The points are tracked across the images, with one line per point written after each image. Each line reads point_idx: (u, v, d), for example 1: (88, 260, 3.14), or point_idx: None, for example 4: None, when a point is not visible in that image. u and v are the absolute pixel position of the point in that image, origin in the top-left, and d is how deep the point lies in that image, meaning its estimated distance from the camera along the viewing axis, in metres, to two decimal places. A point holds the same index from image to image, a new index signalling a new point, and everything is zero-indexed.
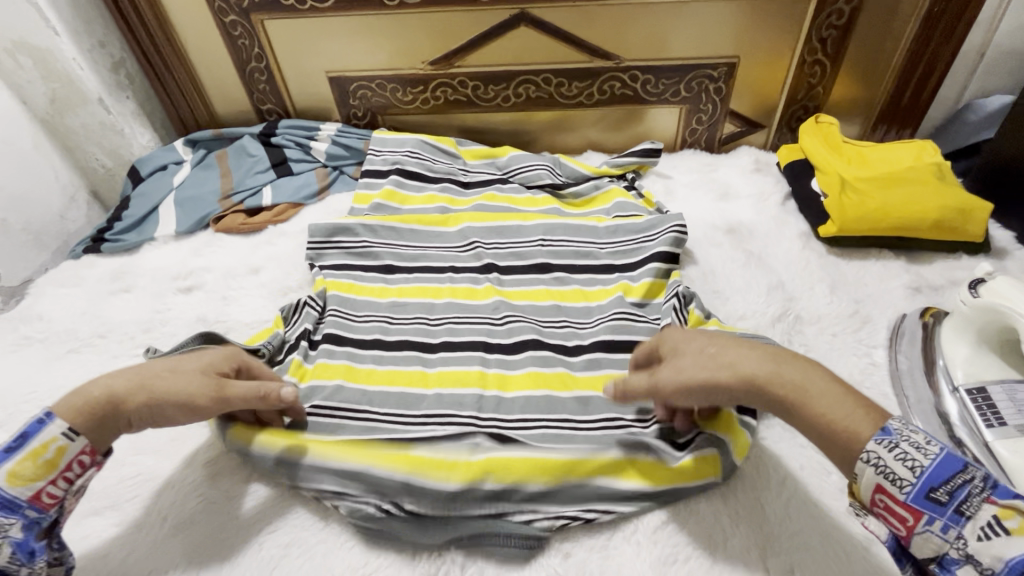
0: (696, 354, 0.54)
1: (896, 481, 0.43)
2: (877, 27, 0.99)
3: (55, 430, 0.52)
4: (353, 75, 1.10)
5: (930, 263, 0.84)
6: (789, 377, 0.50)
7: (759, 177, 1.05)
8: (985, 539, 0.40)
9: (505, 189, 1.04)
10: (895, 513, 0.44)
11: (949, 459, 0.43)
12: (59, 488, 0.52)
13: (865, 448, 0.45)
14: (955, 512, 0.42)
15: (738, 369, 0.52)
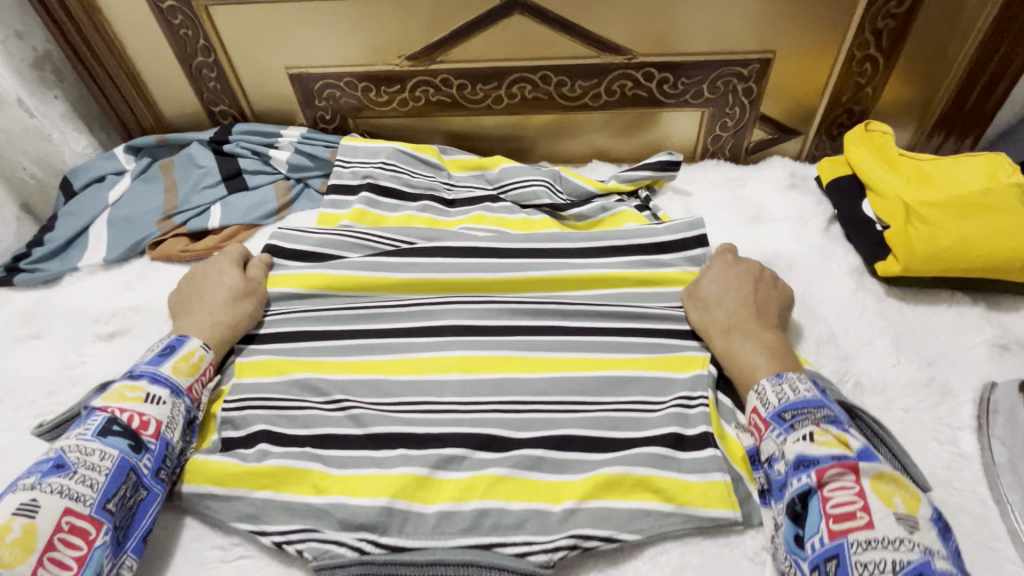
0: (709, 295, 0.67)
1: (765, 403, 0.55)
2: (945, 15, 0.82)
3: (196, 342, 0.64)
4: (317, 72, 0.94)
5: (1017, 310, 0.68)
6: (748, 334, 0.62)
7: (796, 195, 0.89)
8: (798, 443, 0.51)
9: (495, 209, 0.88)
10: (755, 426, 0.56)
11: (810, 396, 0.54)
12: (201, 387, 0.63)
13: (758, 384, 0.57)
14: (789, 426, 0.52)
15: (725, 320, 0.64)
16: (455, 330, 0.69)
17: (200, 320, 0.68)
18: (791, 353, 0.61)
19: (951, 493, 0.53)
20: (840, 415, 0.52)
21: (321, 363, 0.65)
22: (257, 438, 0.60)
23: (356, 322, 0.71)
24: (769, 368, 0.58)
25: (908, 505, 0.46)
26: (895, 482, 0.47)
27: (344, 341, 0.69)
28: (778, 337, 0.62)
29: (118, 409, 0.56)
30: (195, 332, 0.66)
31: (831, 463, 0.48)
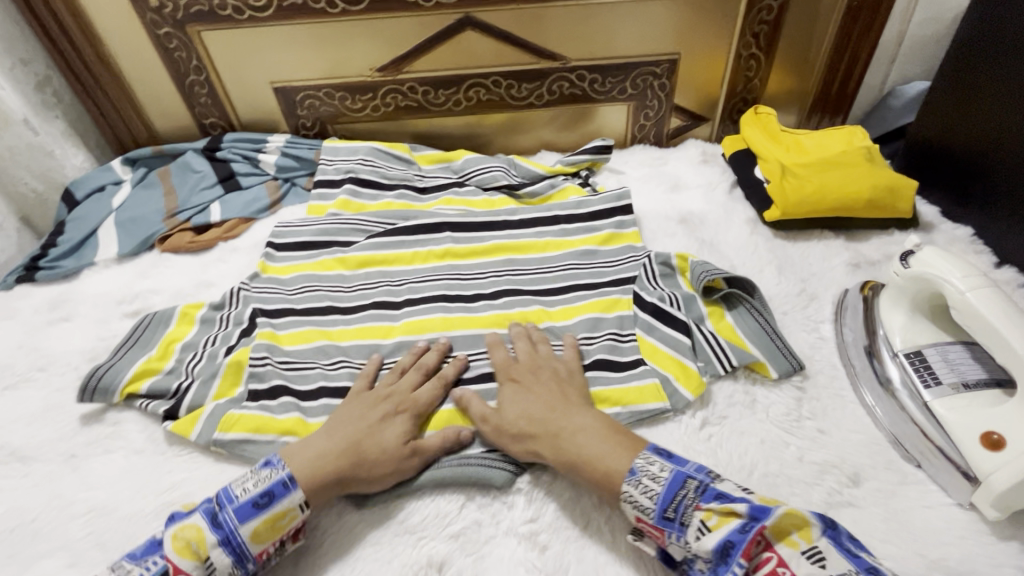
0: (509, 403, 0.65)
1: (642, 510, 0.53)
2: (804, 20, 1.05)
3: (296, 499, 0.56)
4: (298, 85, 1.08)
5: (867, 240, 0.90)
6: (584, 430, 0.60)
7: (707, 168, 1.09)
8: (699, 538, 0.50)
9: (462, 192, 1.04)
10: (649, 532, 0.53)
11: (670, 478, 0.53)
12: (276, 547, 0.56)
13: (622, 488, 0.55)
14: (681, 524, 0.51)
15: (544, 429, 0.61)
16: (435, 284, 0.86)
17: (315, 440, 0.61)
18: (613, 426, 0.61)
19: (813, 363, 0.72)
20: (706, 483, 0.53)
21: (332, 315, 0.83)
22: (278, 390, 0.72)
23: (361, 287, 0.87)
24: (621, 464, 0.56)
25: (802, 534, 0.49)
26: (785, 519, 0.49)
27: (349, 301, 0.85)
28: (596, 417, 0.62)
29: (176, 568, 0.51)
30: (312, 468, 0.58)
31: (743, 539, 0.48)
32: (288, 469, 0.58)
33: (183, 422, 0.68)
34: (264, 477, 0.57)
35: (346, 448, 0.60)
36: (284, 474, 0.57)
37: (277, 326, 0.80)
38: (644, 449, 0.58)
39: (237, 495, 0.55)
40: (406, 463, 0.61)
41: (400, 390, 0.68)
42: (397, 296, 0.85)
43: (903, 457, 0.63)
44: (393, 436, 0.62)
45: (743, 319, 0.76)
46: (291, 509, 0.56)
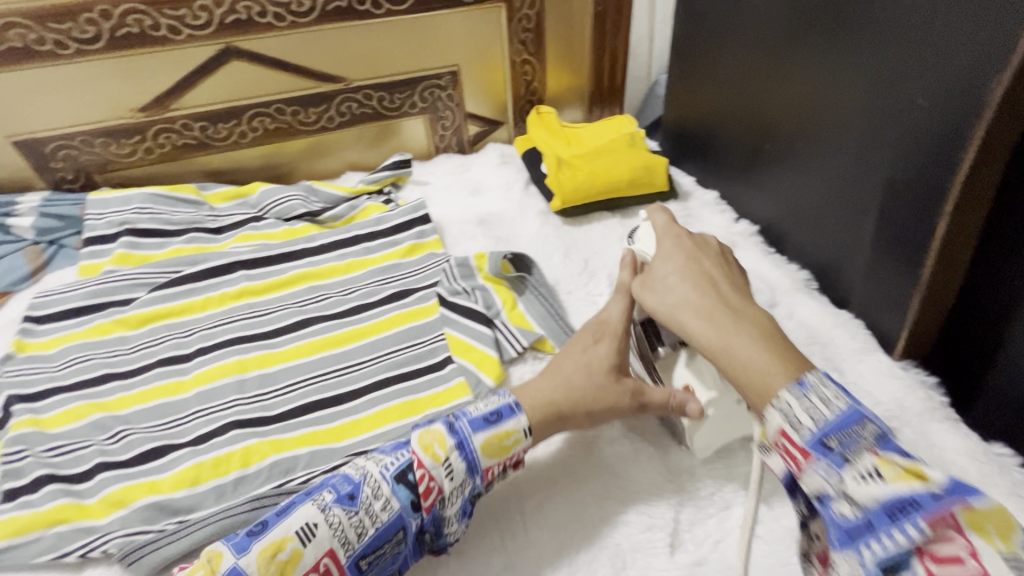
0: (665, 287, 0.62)
1: (795, 425, 0.46)
2: (562, 27, 1.17)
3: (518, 425, 0.60)
4: (43, 135, 0.97)
5: (638, 215, 1.02)
6: (726, 330, 0.55)
7: (505, 169, 1.16)
8: (864, 482, 0.42)
9: (259, 226, 1.00)
10: (789, 452, 0.46)
11: (846, 410, 0.45)
12: (499, 471, 0.60)
13: (778, 396, 0.48)
14: (841, 458, 0.43)
15: (675, 316, 0.59)
16: (230, 324, 0.82)
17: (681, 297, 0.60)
18: (772, 331, 0.54)
19: None
20: (889, 433, 0.44)
21: (106, 383, 0.75)
22: (41, 481, 0.63)
23: (142, 344, 0.80)
24: (783, 376, 0.49)
25: (1002, 536, 0.37)
26: (995, 512, 0.38)
27: (127, 362, 0.77)
28: (759, 312, 0.57)
29: (420, 462, 0.56)
30: (530, 402, 0.63)
31: (934, 506, 0.39)
32: (512, 398, 0.63)
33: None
34: (491, 402, 0.62)
35: (547, 405, 0.63)
36: (509, 401, 0.62)
37: (34, 411, 0.71)
38: (818, 370, 0.49)
39: (472, 411, 0.61)
40: (627, 403, 0.63)
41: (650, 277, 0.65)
42: (186, 347, 0.79)
43: None
44: (608, 359, 0.65)
45: (532, 305, 0.84)
46: (515, 431, 0.60)
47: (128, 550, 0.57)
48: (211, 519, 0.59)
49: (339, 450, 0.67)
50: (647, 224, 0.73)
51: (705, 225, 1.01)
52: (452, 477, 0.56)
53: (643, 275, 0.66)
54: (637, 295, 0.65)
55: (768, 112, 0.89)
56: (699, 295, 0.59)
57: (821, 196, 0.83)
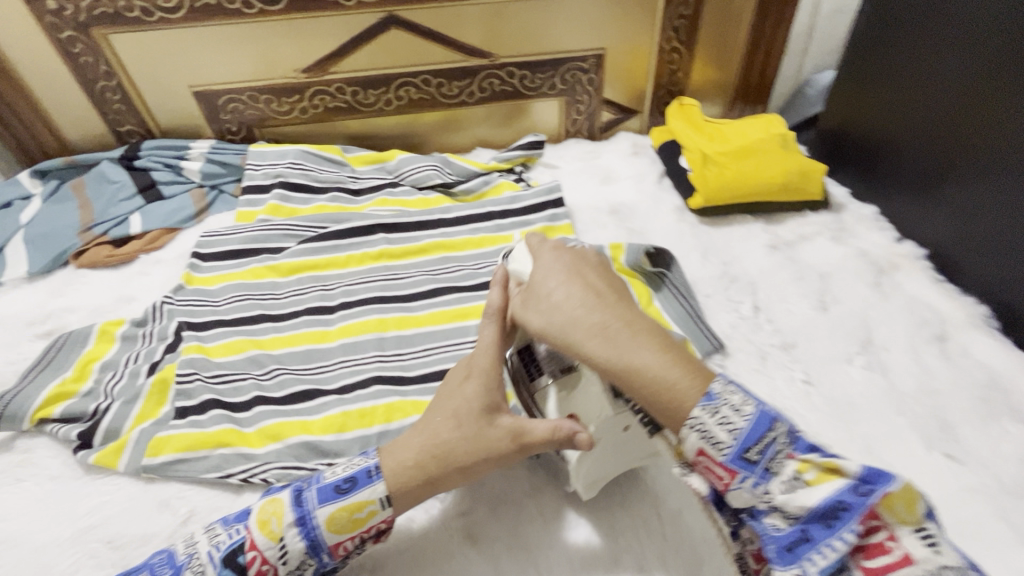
0: (551, 297, 0.54)
1: (715, 443, 0.44)
2: (720, 15, 1.10)
3: (376, 492, 0.53)
4: (219, 88, 1.05)
5: (784, 222, 0.95)
6: (615, 330, 0.51)
7: (637, 159, 1.12)
8: (790, 493, 0.42)
9: (396, 192, 1.03)
10: (714, 471, 0.45)
11: (757, 417, 0.43)
12: (355, 544, 0.53)
13: (691, 415, 0.44)
14: (764, 469, 0.43)
15: (582, 328, 0.51)
16: (370, 284, 0.85)
17: (574, 308, 0.53)
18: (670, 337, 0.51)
19: (735, 341, 0.75)
20: (796, 426, 0.44)
21: (261, 323, 0.80)
22: (208, 405, 0.68)
23: (291, 292, 0.85)
24: (693, 386, 0.46)
25: (909, 507, 0.39)
26: (905, 494, 0.39)
27: (278, 307, 0.83)
28: (646, 319, 0.52)
29: (250, 543, 0.51)
30: (393, 469, 0.54)
31: (863, 502, 0.39)
32: (376, 460, 0.55)
33: (107, 453, 0.64)
34: (354, 464, 0.56)
35: (432, 450, 0.54)
36: (370, 464, 0.55)
37: (201, 338, 0.77)
38: (718, 375, 0.47)
39: (327, 477, 0.55)
40: (508, 453, 0.54)
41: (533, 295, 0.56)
42: (330, 300, 0.83)
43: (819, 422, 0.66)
44: (472, 410, 0.54)
45: (669, 302, 0.79)
46: (370, 502, 0.52)
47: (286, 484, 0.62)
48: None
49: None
50: (523, 244, 0.64)
51: (862, 242, 0.91)
52: (285, 561, 0.51)
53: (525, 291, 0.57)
54: (522, 304, 0.56)
55: (981, 117, 0.77)
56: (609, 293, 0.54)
57: (1016, 207, 0.73)
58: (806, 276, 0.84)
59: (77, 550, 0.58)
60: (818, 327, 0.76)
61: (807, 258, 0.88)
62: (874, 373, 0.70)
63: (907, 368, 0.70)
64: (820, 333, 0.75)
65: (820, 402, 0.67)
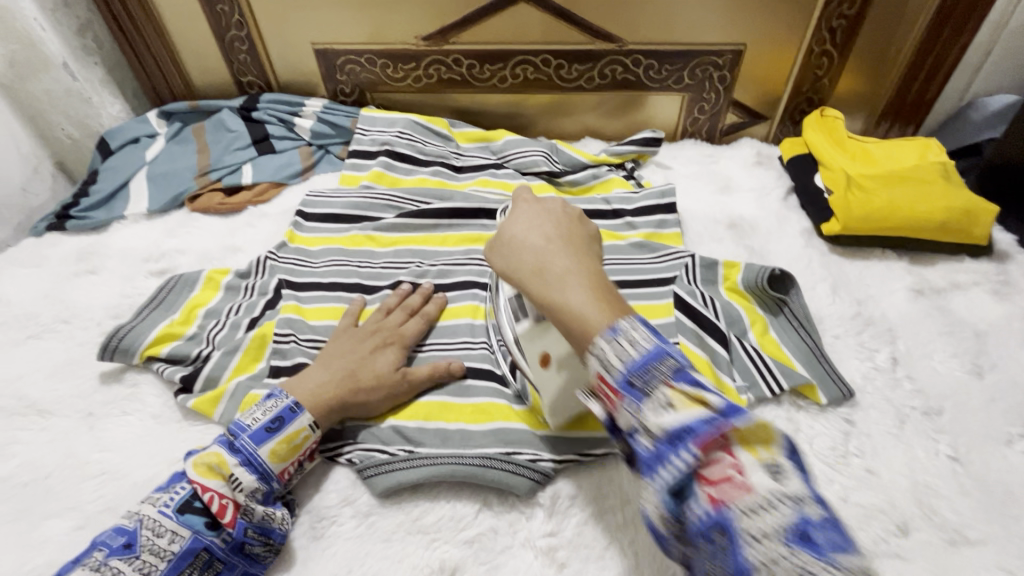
0: (519, 223, 0.55)
1: (607, 367, 0.42)
2: (889, 18, 0.96)
3: (305, 421, 0.58)
4: (340, 48, 1.04)
5: (933, 264, 0.83)
6: (573, 273, 0.49)
7: (761, 170, 1.01)
8: (659, 413, 0.40)
9: (499, 174, 0.98)
10: (604, 395, 0.44)
11: (651, 349, 0.42)
12: (295, 468, 0.58)
13: (593, 343, 0.44)
14: (643, 394, 0.41)
15: (533, 261, 0.51)
16: (466, 267, 0.82)
17: (539, 225, 0.54)
18: (611, 287, 0.48)
19: (866, 395, 0.66)
20: (685, 361, 0.42)
21: (355, 294, 0.79)
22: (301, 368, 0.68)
23: (388, 266, 0.83)
24: (603, 320, 0.44)
25: (761, 443, 0.39)
26: (754, 428, 0.39)
27: (373, 279, 0.81)
28: (596, 270, 0.50)
29: (203, 487, 0.51)
30: (314, 397, 0.60)
31: (706, 430, 0.38)
32: (291, 397, 0.59)
33: (204, 400, 0.65)
34: (270, 407, 0.58)
35: (344, 377, 0.62)
36: (288, 401, 0.58)
37: (300, 299, 0.77)
38: (634, 315, 0.45)
39: (249, 423, 0.56)
40: (399, 390, 0.63)
41: (507, 217, 0.58)
42: (424, 279, 0.81)
43: (965, 509, 0.56)
44: (386, 364, 0.64)
45: (787, 335, 0.71)
46: (303, 429, 0.57)
47: (367, 464, 0.59)
48: (444, 460, 0.58)
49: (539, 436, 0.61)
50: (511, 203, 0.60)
51: None
52: (241, 490, 0.53)
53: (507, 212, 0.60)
54: (502, 235, 0.55)
55: None
56: (572, 238, 0.53)
57: None
58: (960, 332, 0.73)
59: None
60: (967, 394, 0.66)
61: (959, 310, 0.76)
62: None
63: None
64: (971, 403, 0.65)
65: (969, 484, 0.58)
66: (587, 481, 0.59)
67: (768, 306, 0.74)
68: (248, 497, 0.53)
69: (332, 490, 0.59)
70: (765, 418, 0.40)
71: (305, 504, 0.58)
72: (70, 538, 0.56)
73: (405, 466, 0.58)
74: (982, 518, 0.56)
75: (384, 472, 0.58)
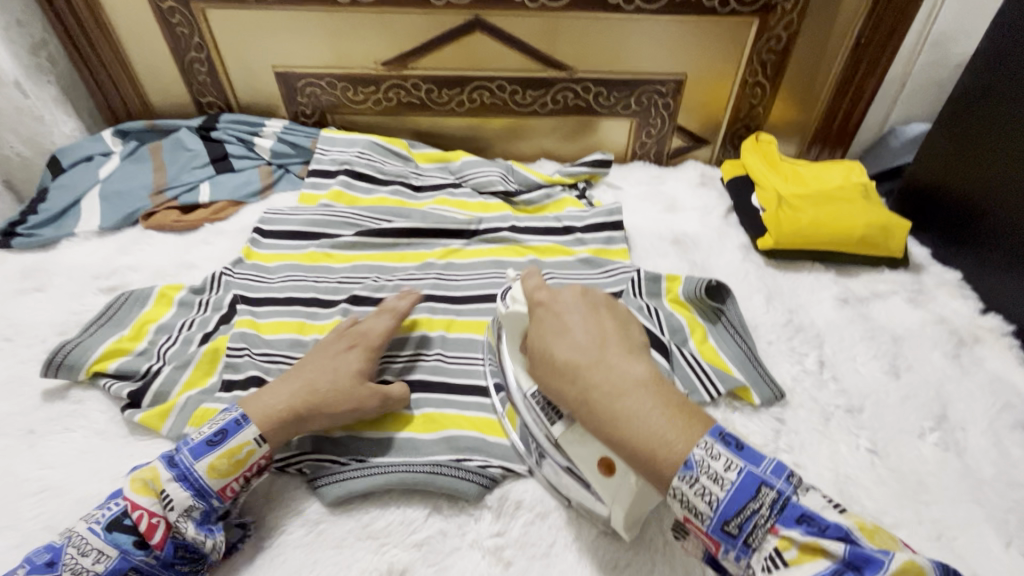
0: (551, 336, 0.55)
1: (696, 512, 0.43)
2: (813, 52, 1.05)
3: (249, 434, 0.56)
4: (300, 71, 1.07)
5: (857, 276, 0.90)
6: (625, 392, 0.48)
7: (704, 190, 1.08)
8: (768, 572, 0.41)
9: (457, 193, 1.02)
10: (701, 537, 0.44)
11: (739, 484, 0.42)
12: (241, 484, 0.56)
13: (670, 483, 0.44)
14: (744, 544, 0.42)
15: (577, 371, 0.52)
16: (423, 281, 0.84)
17: (580, 348, 0.53)
18: (676, 395, 0.48)
19: (796, 396, 0.71)
20: (789, 492, 0.42)
21: (308, 309, 0.80)
22: (251, 382, 0.68)
23: (344, 282, 0.84)
24: (682, 449, 0.44)
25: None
26: (901, 571, 0.38)
27: (330, 295, 0.82)
28: (650, 368, 0.51)
29: (132, 505, 0.51)
30: (266, 410, 0.58)
31: None
32: (241, 410, 0.58)
33: (152, 414, 0.64)
34: (216, 420, 0.57)
35: (300, 389, 0.60)
36: (235, 414, 0.57)
37: (255, 314, 0.77)
38: (706, 434, 0.44)
39: (192, 437, 0.56)
40: (360, 402, 0.61)
41: (540, 324, 0.57)
42: (381, 293, 0.82)
43: (882, 497, 0.61)
44: (347, 374, 0.62)
45: (725, 341, 0.76)
46: (245, 444, 0.56)
47: (317, 474, 0.60)
48: (395, 468, 0.59)
49: (489, 444, 0.63)
50: (518, 285, 0.63)
51: (942, 308, 0.85)
52: (173, 508, 0.53)
53: (543, 310, 0.58)
54: (532, 348, 0.57)
55: None
56: (603, 354, 0.52)
57: None
58: (879, 336, 0.79)
59: None
60: (886, 392, 0.72)
61: (879, 317, 0.83)
62: (946, 452, 0.66)
63: (982, 451, 0.66)
64: (889, 401, 0.71)
65: (886, 475, 0.63)
66: (533, 485, 0.61)
67: (707, 313, 0.79)
68: (181, 516, 0.53)
69: (281, 501, 0.59)
70: (910, 556, 0.38)
71: (253, 515, 0.59)
72: (4, 557, 0.54)
73: (354, 475, 0.59)
74: (897, 505, 0.60)
75: (331, 481, 0.59)
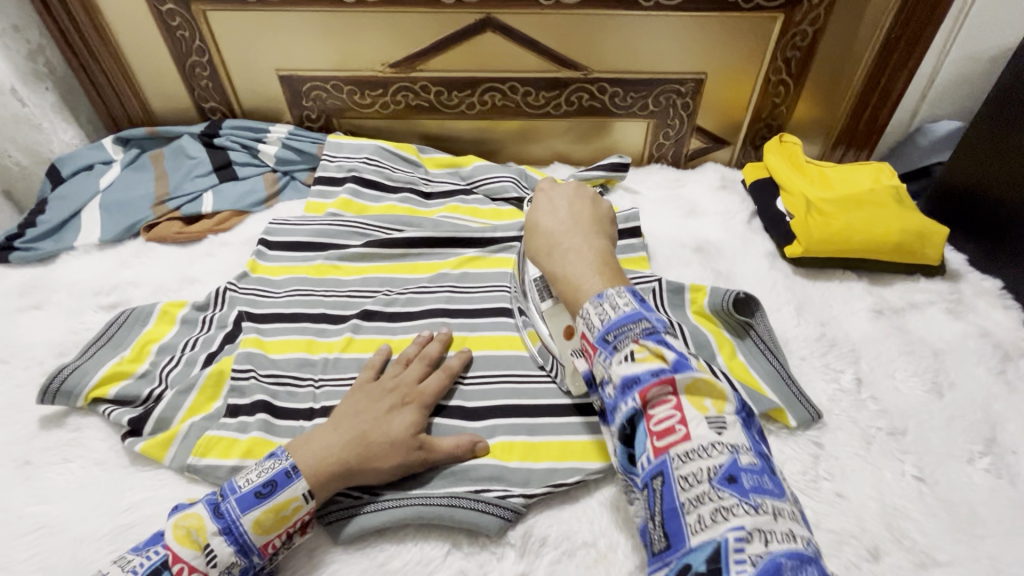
0: (548, 204, 0.67)
1: (590, 326, 0.51)
2: (839, 47, 1.00)
3: (298, 489, 0.53)
4: (305, 75, 1.03)
5: (891, 285, 0.86)
6: (574, 249, 0.59)
7: (725, 194, 1.03)
8: (620, 364, 0.48)
9: (468, 200, 0.98)
10: (586, 351, 0.52)
11: (628, 312, 0.49)
12: (283, 540, 0.53)
13: (582, 307, 0.53)
14: (613, 349, 0.48)
15: (552, 237, 0.62)
16: (435, 294, 0.80)
17: (557, 219, 0.64)
18: (611, 261, 0.58)
19: (834, 418, 0.67)
20: (657, 326, 0.49)
21: (316, 326, 0.76)
22: (257, 406, 0.65)
23: (352, 296, 0.81)
24: (594, 287, 0.54)
25: (713, 402, 0.46)
26: (702, 385, 0.46)
27: (337, 310, 0.78)
28: (602, 246, 0.61)
29: (173, 557, 0.48)
30: (317, 463, 0.54)
31: (649, 381, 0.46)
32: (292, 459, 0.54)
33: (154, 443, 0.61)
34: (266, 468, 0.53)
35: (352, 441, 0.56)
36: (286, 464, 0.54)
37: (260, 332, 0.74)
38: (624, 287, 0.53)
39: (241, 484, 0.52)
40: (412, 459, 0.57)
41: (539, 205, 0.67)
42: (391, 307, 0.79)
43: (932, 531, 0.57)
44: (402, 428, 0.58)
45: (755, 358, 0.71)
46: (294, 499, 0.52)
47: (328, 509, 0.56)
48: (410, 501, 0.56)
49: (510, 471, 0.60)
50: None
51: (983, 320, 0.81)
52: (215, 565, 0.49)
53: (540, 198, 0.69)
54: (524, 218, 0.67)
55: None
56: (570, 228, 0.63)
57: None
58: (918, 351, 0.75)
59: (116, 549, 0.55)
60: (929, 413, 0.68)
61: (917, 330, 0.79)
62: (998, 479, 0.62)
63: None
64: (933, 422, 0.67)
65: (935, 505, 0.59)
66: (557, 520, 0.57)
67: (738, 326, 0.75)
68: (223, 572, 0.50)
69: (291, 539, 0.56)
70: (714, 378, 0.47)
71: None
72: None
73: (368, 509, 0.56)
74: (948, 539, 0.56)
75: (344, 517, 0.56)
